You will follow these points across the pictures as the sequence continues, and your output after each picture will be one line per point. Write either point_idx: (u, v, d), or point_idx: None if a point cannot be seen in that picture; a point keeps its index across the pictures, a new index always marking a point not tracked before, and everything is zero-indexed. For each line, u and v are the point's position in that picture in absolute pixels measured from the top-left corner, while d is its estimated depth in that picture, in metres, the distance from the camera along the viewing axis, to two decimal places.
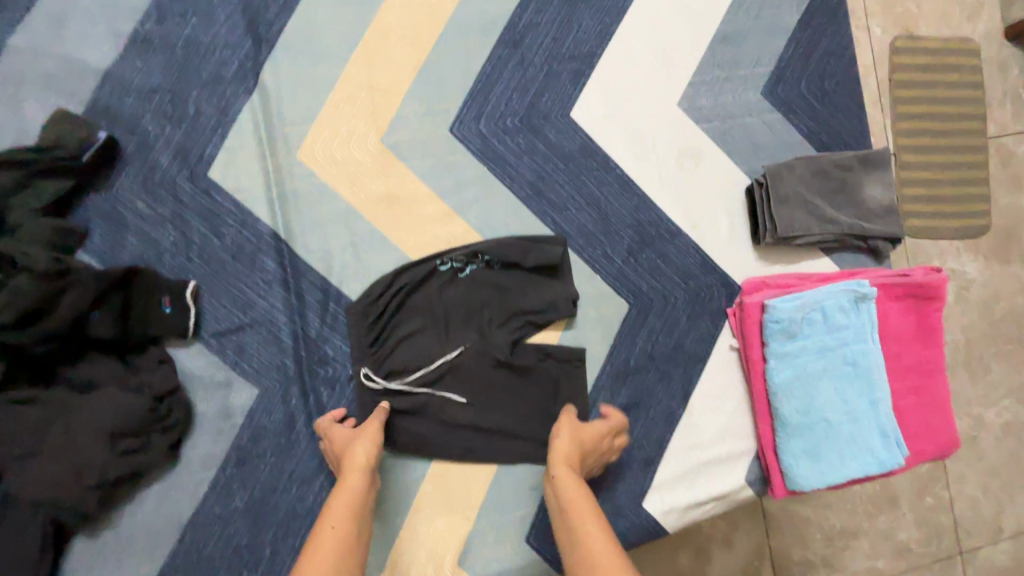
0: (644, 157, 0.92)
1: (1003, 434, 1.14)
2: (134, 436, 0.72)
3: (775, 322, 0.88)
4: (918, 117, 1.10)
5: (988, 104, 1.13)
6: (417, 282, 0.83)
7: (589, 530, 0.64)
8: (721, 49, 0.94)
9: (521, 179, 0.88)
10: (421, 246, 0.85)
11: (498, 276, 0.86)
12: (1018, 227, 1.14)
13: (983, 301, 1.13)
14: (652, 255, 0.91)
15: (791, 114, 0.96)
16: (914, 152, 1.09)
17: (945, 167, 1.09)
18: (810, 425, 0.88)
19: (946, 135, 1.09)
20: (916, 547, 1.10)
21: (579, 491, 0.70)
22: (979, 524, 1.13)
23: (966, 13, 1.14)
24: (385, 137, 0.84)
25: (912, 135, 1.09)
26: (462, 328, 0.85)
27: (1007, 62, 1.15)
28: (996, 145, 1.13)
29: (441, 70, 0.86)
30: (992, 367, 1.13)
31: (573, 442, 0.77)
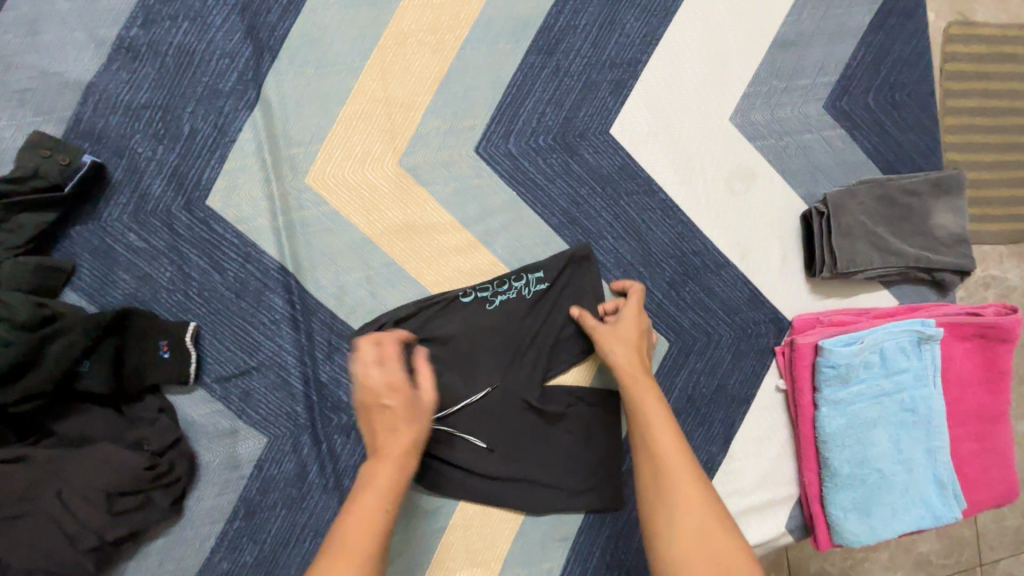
0: (690, 179, 0.82)
1: None
2: (133, 494, 0.66)
3: (830, 366, 0.79)
4: (990, 125, 0.98)
5: None
6: (438, 314, 0.76)
7: (660, 437, 0.61)
8: (779, 56, 0.83)
9: (554, 204, 0.79)
10: (442, 278, 0.77)
11: (527, 310, 0.77)
12: None
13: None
14: (695, 288, 0.83)
15: (854, 129, 0.85)
16: (984, 165, 0.98)
17: (1015, 182, 0.99)
18: (863, 475, 0.82)
19: (1019, 147, 0.99)
20: (938, 559, 1.05)
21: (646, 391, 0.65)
22: (1001, 536, 1.08)
23: None
24: (403, 158, 0.75)
25: (982, 146, 0.98)
26: (487, 366, 0.77)
27: None
28: None
29: (465, 80, 0.76)
30: None
31: (623, 341, 0.71)
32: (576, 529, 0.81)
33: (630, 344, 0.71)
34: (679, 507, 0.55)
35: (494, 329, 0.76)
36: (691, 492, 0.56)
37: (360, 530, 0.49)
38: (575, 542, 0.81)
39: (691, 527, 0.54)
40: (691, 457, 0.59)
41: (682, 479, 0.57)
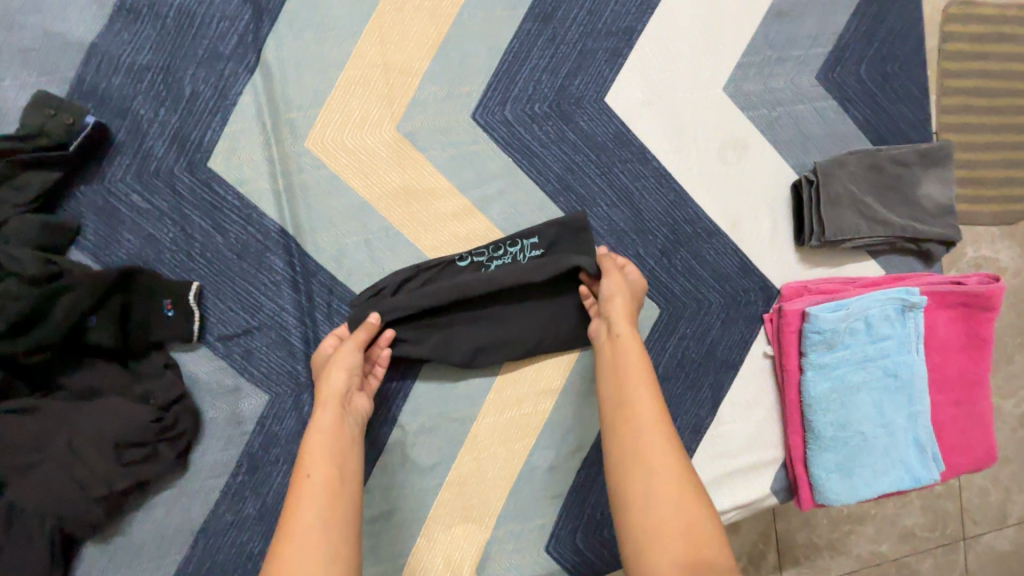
0: (683, 148, 0.84)
1: (1018, 426, 1.10)
2: (139, 446, 0.69)
3: (816, 332, 0.82)
4: (982, 101, 1.00)
5: None
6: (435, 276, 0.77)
7: (638, 403, 0.64)
8: (774, 26, 0.84)
9: (549, 171, 0.81)
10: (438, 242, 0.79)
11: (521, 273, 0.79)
12: None
13: (1014, 291, 1.07)
14: (686, 256, 0.85)
15: (847, 101, 0.87)
16: (976, 139, 0.99)
17: (1008, 161, 1.00)
18: (845, 438, 0.84)
19: (1007, 121, 1.00)
20: (921, 532, 1.09)
21: (638, 361, 0.68)
22: (986, 509, 1.11)
23: None
24: (401, 124, 0.76)
25: (977, 125, 0.99)
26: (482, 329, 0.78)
27: None
28: None
29: (463, 47, 0.77)
30: (1015, 359, 1.09)
31: (629, 298, 0.74)
32: (568, 488, 0.84)
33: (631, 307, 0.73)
34: (656, 482, 0.59)
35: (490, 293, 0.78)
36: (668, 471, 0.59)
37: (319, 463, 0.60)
38: (567, 501, 0.84)
39: (671, 505, 0.57)
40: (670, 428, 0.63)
41: (653, 447, 0.61)
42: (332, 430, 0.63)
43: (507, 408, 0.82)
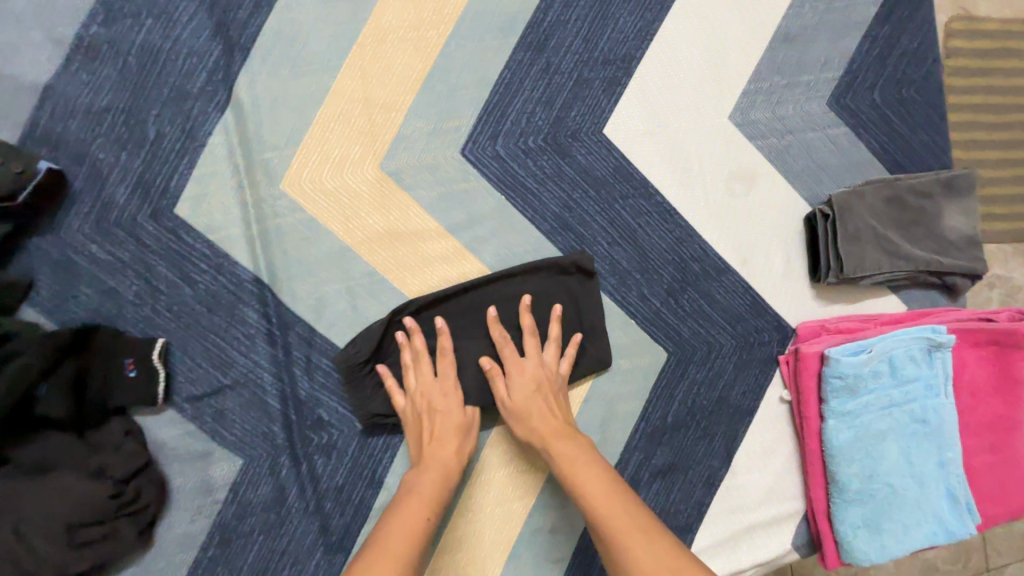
0: (687, 181, 0.78)
1: None
2: (96, 525, 0.62)
3: (836, 376, 0.76)
4: (998, 118, 0.94)
5: None
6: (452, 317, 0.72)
7: (603, 500, 0.61)
8: (781, 52, 0.79)
9: (546, 209, 0.75)
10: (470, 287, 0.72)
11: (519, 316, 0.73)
12: None
13: None
14: (695, 295, 0.79)
15: (860, 127, 0.81)
16: (998, 164, 0.94)
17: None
18: (872, 491, 0.78)
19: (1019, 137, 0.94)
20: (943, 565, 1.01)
21: (584, 457, 0.65)
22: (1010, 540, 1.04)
23: None
24: (384, 163, 0.71)
25: (992, 144, 0.93)
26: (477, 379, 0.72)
27: None
28: None
29: (449, 80, 0.72)
30: None
31: (532, 390, 0.69)
32: (572, 552, 0.77)
33: (535, 400, 0.69)
34: None
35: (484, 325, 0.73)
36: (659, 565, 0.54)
37: (406, 523, 0.59)
38: (571, 565, 0.76)
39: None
40: (618, 481, 0.63)
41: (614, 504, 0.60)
42: (428, 503, 0.62)
43: (504, 465, 0.75)
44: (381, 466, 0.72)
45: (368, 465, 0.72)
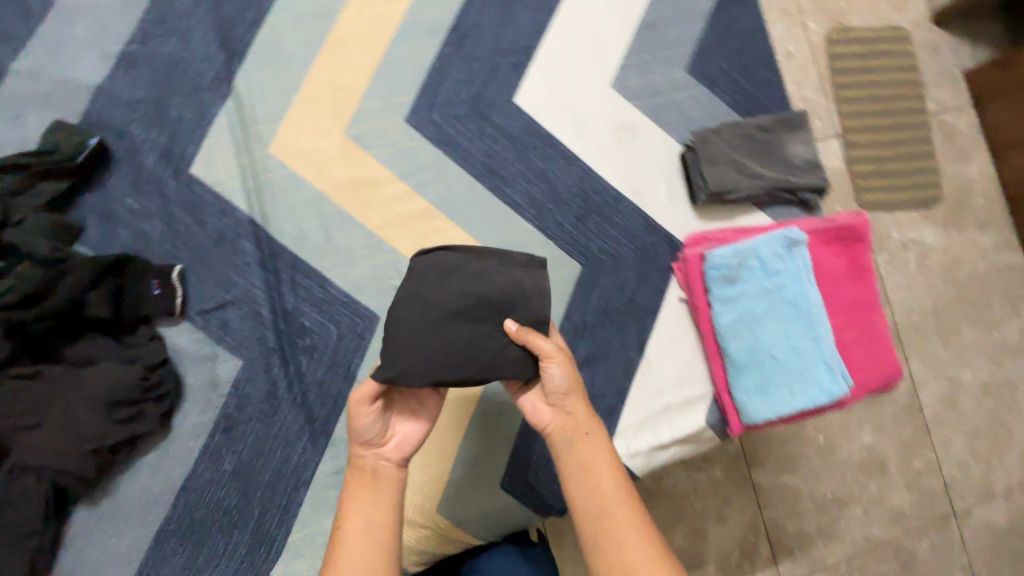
0: (584, 133, 1.02)
1: (981, 394, 1.34)
2: (128, 405, 0.79)
3: (713, 269, 0.96)
4: (878, 107, 1.36)
5: (925, 87, 1.40)
6: (422, 287, 0.69)
7: (616, 506, 0.64)
8: (646, 36, 1.05)
9: (474, 159, 0.98)
10: (441, 263, 0.70)
11: (501, 294, 0.70)
12: (966, 195, 1.39)
13: (944, 266, 1.37)
14: (598, 219, 1.00)
15: (715, 87, 1.06)
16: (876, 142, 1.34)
17: (905, 150, 1.35)
18: (758, 361, 0.95)
19: (894, 121, 1.36)
20: (910, 510, 1.27)
21: (604, 457, 0.67)
22: (971, 484, 1.30)
23: (894, 7, 1.42)
24: (347, 129, 0.94)
25: (878, 128, 1.35)
26: (434, 355, 0.67)
27: (936, 45, 1.42)
28: (939, 123, 1.40)
29: (395, 69, 0.97)
30: (961, 329, 1.35)
31: (573, 375, 0.70)
32: (516, 430, 0.92)
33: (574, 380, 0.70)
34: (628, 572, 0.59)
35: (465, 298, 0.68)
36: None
37: (356, 537, 0.63)
38: (517, 441, 0.92)
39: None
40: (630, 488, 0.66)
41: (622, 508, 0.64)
42: (373, 519, 0.64)
43: None
44: (353, 363, 0.90)
45: (344, 361, 0.89)
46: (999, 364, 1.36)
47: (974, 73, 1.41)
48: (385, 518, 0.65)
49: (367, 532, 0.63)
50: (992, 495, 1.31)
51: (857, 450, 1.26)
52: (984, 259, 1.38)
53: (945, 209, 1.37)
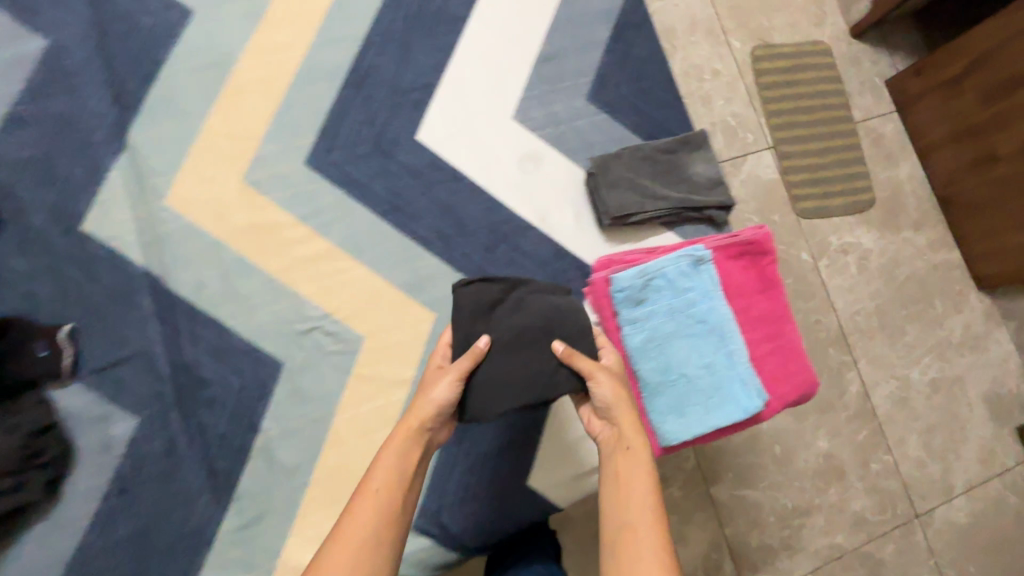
0: (488, 164, 1.03)
1: (931, 392, 1.31)
2: (8, 476, 0.75)
3: (619, 292, 0.97)
4: (807, 117, 1.37)
5: (851, 95, 1.41)
6: (501, 319, 0.78)
7: (637, 522, 0.64)
8: (545, 67, 1.08)
9: (378, 198, 0.98)
10: (471, 306, 0.77)
11: (553, 320, 0.78)
12: (900, 198, 1.38)
13: (884, 268, 1.35)
14: (507, 249, 1.01)
15: (616, 113, 1.08)
16: (807, 151, 1.35)
17: (835, 158, 1.36)
18: (670, 380, 0.95)
19: (825, 130, 1.37)
20: (874, 515, 1.23)
21: (637, 467, 0.69)
22: (932, 483, 1.27)
23: (814, 20, 1.43)
24: (246, 176, 0.94)
25: (810, 137, 1.35)
26: (505, 381, 0.75)
27: (857, 56, 1.43)
28: (868, 129, 1.40)
29: (293, 114, 0.98)
30: (907, 329, 1.33)
31: (614, 387, 0.75)
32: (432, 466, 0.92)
33: (619, 396, 0.74)
34: None
35: (523, 334, 0.77)
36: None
37: (359, 523, 0.62)
38: (432, 475, 0.92)
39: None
40: (656, 510, 0.65)
41: (640, 527, 0.64)
42: (381, 498, 0.65)
43: (365, 402, 0.91)
44: (256, 413, 0.88)
45: (247, 411, 0.87)
46: (947, 360, 1.33)
47: (895, 78, 1.42)
48: (400, 501, 0.65)
49: (366, 542, 0.61)
50: (952, 494, 1.27)
51: (815, 457, 1.23)
52: (921, 259, 1.37)
53: (880, 212, 1.37)
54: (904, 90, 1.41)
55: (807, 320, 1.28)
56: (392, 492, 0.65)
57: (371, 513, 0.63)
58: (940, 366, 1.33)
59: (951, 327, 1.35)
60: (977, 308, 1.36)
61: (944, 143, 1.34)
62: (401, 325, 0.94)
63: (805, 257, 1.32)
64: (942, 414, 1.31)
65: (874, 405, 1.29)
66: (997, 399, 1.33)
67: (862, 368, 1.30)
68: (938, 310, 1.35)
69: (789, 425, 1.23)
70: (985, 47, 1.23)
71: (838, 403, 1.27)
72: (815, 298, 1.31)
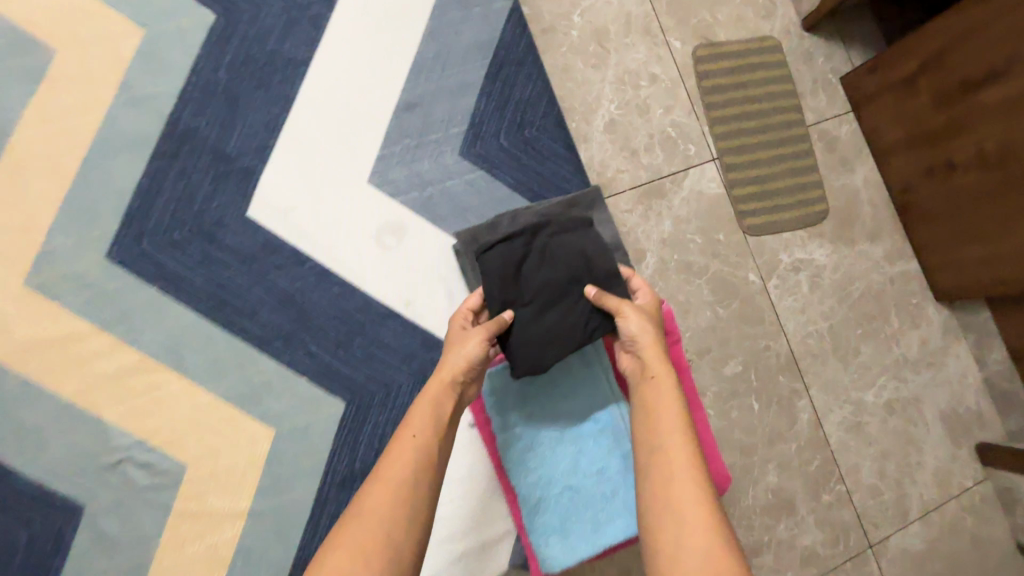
0: (338, 241, 0.87)
1: (886, 415, 1.10)
2: None
3: (493, 394, 0.83)
4: (750, 123, 1.13)
5: (800, 95, 1.16)
6: (596, 262, 0.79)
7: (678, 490, 0.62)
8: (406, 118, 0.91)
9: (199, 293, 0.82)
10: (503, 263, 0.77)
11: (580, 269, 0.79)
12: (855, 207, 1.15)
13: (837, 286, 1.12)
14: (364, 342, 0.85)
15: (495, 169, 0.92)
16: (749, 163, 1.12)
17: (784, 170, 1.13)
18: (554, 495, 0.82)
19: (774, 136, 1.13)
20: (824, 551, 1.04)
21: (665, 390, 0.71)
22: (883, 511, 1.07)
23: (763, 13, 1.18)
24: (30, 278, 0.78)
25: (753, 146, 1.12)
26: (565, 327, 0.77)
27: (810, 52, 1.18)
28: (818, 132, 1.15)
29: (89, 196, 0.81)
30: (861, 349, 1.11)
31: (652, 335, 0.75)
32: None
33: (649, 340, 0.75)
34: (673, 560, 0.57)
35: (559, 280, 0.78)
36: (694, 506, 0.60)
37: (382, 489, 0.62)
38: None
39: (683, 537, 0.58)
40: (704, 471, 0.64)
41: (682, 491, 0.62)
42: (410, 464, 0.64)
43: (189, 543, 0.77)
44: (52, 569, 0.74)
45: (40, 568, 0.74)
46: (904, 380, 1.11)
47: (850, 75, 1.17)
48: (422, 467, 0.64)
49: (409, 486, 0.63)
50: (907, 519, 1.07)
51: (764, 492, 1.04)
52: (878, 272, 1.14)
53: (835, 222, 1.14)
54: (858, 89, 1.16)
55: (755, 345, 1.08)
56: (438, 443, 0.68)
57: (402, 475, 0.63)
58: (896, 387, 1.11)
59: (907, 344, 1.12)
60: (936, 321, 1.13)
61: (896, 148, 1.12)
62: (232, 448, 0.80)
63: (753, 278, 1.10)
64: (896, 438, 1.09)
65: (826, 433, 1.08)
66: (959, 418, 1.11)
67: (814, 395, 1.09)
68: (894, 324, 1.13)
69: (734, 460, 1.04)
70: (938, 44, 1.01)
71: (789, 433, 1.07)
72: (764, 322, 1.09)
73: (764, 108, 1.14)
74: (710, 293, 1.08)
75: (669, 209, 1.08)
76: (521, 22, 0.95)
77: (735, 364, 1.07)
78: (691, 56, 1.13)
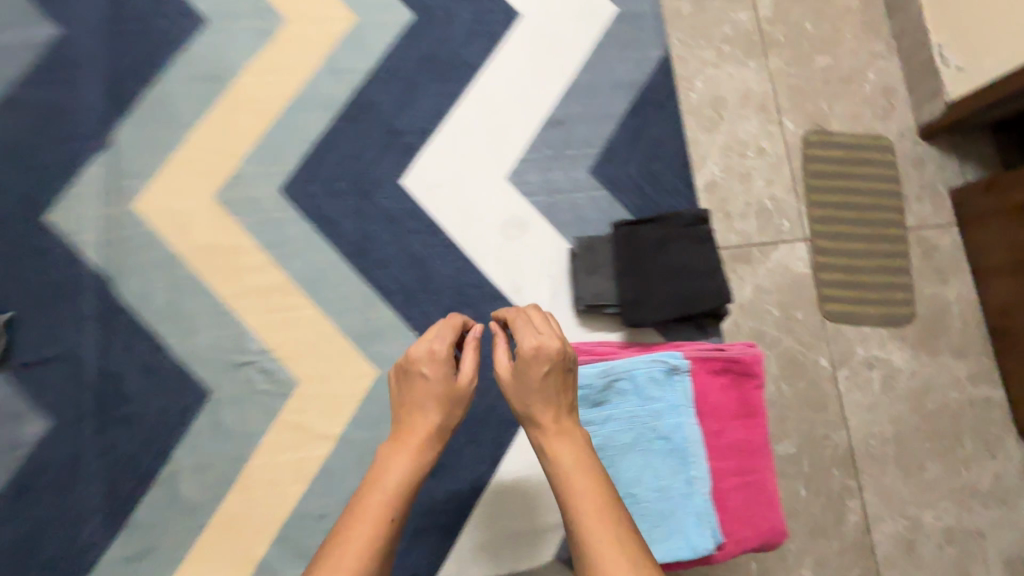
0: (468, 225, 0.97)
1: (943, 543, 1.02)
2: None
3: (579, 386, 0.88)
4: (854, 214, 1.10)
5: (907, 199, 1.13)
6: (707, 254, 0.91)
7: (590, 521, 0.56)
8: (551, 132, 1.02)
9: (345, 237, 0.93)
10: (629, 241, 0.93)
11: (694, 257, 0.91)
12: (944, 319, 1.10)
13: (912, 393, 1.07)
14: (473, 314, 0.93)
15: (619, 191, 1.01)
16: (841, 251, 1.09)
17: (881, 266, 1.09)
18: None
19: (875, 232, 1.10)
20: None
21: (569, 443, 0.62)
22: None
23: (880, 115, 1.16)
24: (219, 193, 0.92)
25: (853, 236, 1.09)
26: (670, 300, 0.91)
27: (921, 160, 1.16)
28: (917, 238, 1.12)
29: (280, 137, 0.95)
30: (927, 466, 1.05)
31: (540, 374, 0.64)
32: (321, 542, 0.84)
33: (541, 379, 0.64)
34: None
35: (674, 262, 0.91)
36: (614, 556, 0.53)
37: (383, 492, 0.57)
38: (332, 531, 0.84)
39: None
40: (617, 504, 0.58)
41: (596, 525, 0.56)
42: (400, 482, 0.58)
43: (285, 451, 0.86)
44: (172, 442, 0.84)
45: (159, 437, 0.84)
46: (970, 510, 1.03)
47: (960, 192, 1.13)
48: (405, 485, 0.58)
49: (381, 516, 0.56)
50: None
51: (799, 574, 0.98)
52: (958, 390, 1.08)
53: (919, 329, 1.09)
54: (965, 207, 1.12)
55: (813, 432, 1.03)
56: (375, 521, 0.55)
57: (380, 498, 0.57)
58: (958, 517, 1.03)
59: (979, 476, 1.05)
60: (1015, 457, 1.06)
61: (993, 274, 1.08)
62: (339, 377, 0.89)
63: (823, 362, 1.06)
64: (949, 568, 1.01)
65: (872, 542, 1.01)
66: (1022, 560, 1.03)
67: (868, 499, 1.02)
68: (966, 450, 1.06)
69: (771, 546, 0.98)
70: None
71: (832, 531, 1.01)
72: (827, 411, 1.04)
73: (870, 203, 1.11)
74: (778, 366, 1.05)
75: (753, 276, 1.06)
76: (666, 73, 1.07)
77: (788, 446, 1.02)
78: (800, 138, 1.12)
